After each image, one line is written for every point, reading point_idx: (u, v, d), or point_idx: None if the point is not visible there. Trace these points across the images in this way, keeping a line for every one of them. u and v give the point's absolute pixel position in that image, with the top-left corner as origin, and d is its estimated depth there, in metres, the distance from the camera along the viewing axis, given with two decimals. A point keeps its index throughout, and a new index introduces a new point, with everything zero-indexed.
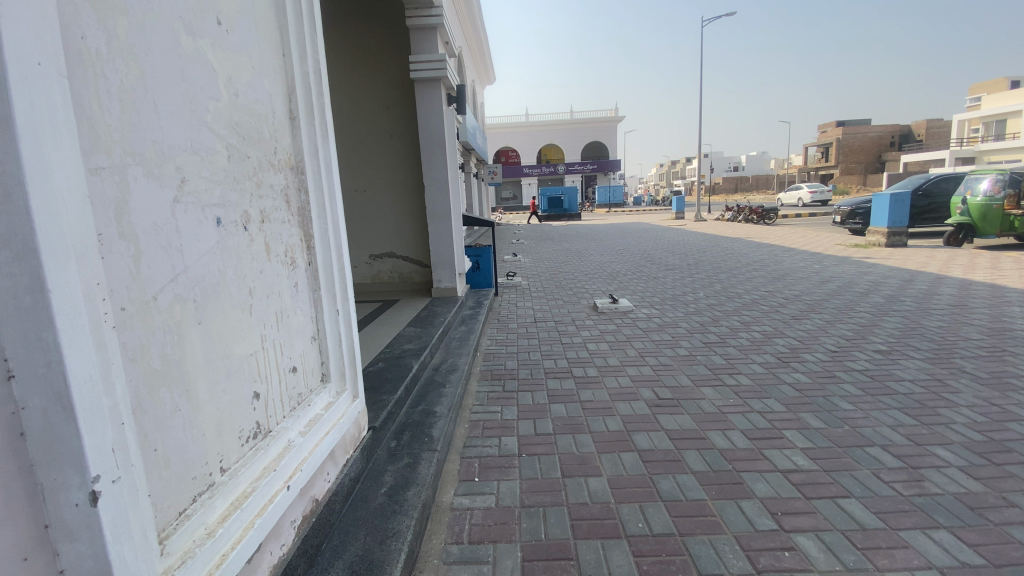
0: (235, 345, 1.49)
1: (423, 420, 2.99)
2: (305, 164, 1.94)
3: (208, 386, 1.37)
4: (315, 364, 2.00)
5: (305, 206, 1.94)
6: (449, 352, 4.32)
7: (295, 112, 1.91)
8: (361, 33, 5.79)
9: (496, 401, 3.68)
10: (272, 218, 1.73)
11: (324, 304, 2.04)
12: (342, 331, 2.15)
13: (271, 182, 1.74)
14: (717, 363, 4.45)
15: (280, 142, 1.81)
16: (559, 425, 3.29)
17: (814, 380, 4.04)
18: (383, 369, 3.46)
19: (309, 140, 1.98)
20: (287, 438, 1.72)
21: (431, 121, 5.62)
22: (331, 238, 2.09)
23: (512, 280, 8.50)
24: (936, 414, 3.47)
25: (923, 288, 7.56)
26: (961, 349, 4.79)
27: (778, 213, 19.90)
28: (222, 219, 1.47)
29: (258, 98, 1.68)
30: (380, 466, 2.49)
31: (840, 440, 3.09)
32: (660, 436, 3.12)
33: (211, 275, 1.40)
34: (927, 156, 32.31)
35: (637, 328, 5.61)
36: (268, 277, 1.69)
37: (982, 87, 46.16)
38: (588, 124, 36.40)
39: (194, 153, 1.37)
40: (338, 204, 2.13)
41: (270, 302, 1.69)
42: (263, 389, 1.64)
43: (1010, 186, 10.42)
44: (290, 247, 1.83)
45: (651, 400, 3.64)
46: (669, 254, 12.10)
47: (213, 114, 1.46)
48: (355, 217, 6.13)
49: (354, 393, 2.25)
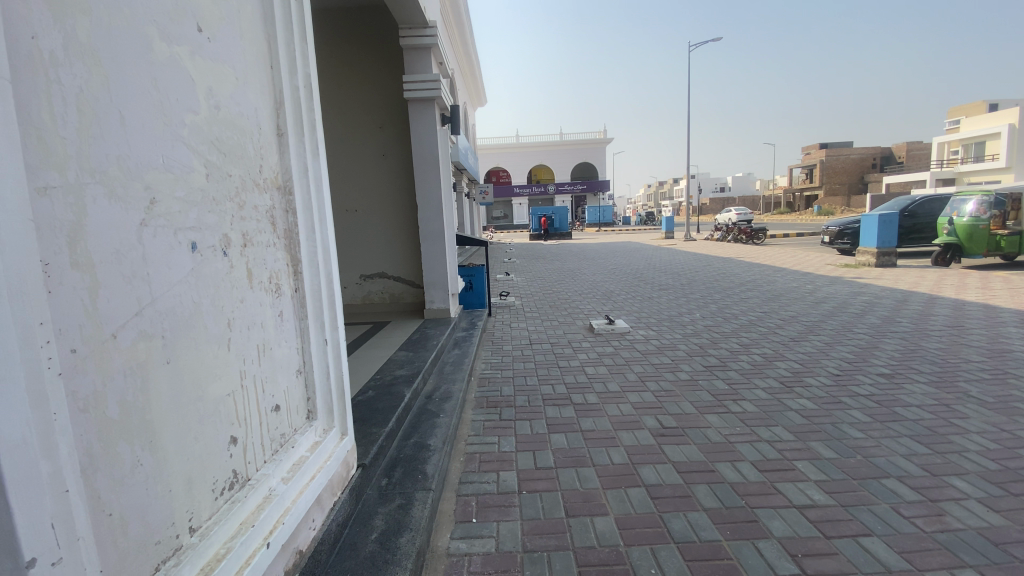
0: (209, 385, 1.32)
1: (416, 455, 2.81)
2: (293, 182, 1.80)
3: (176, 436, 1.20)
4: (301, 401, 1.83)
5: (293, 228, 1.80)
6: (443, 378, 4.14)
7: (283, 129, 1.77)
8: (355, 53, 5.73)
9: (493, 431, 3.50)
10: (255, 241, 1.58)
11: (312, 334, 1.88)
12: (330, 363, 1.98)
13: (256, 204, 1.59)
14: (719, 389, 4.31)
15: (266, 160, 1.67)
16: (560, 457, 3.12)
17: (821, 406, 3.91)
18: (374, 399, 3.28)
19: (298, 159, 1.84)
20: (267, 486, 1.54)
21: (424, 141, 5.52)
22: (320, 262, 1.93)
23: (506, 300, 8.35)
24: (948, 441, 3.35)
25: (918, 308, 7.52)
26: (964, 372, 4.69)
27: (767, 234, 20.04)
28: (198, 243, 1.32)
29: (242, 112, 1.55)
30: (370, 508, 2.31)
31: (854, 471, 2.95)
32: (667, 469, 2.96)
33: (184, 308, 1.24)
34: (909, 178, 32.94)
35: (635, 351, 5.46)
36: (250, 308, 1.53)
37: (959, 110, 47.55)
38: (578, 145, 36.77)
39: (168, 171, 1.22)
40: (329, 226, 1.98)
41: (251, 335, 1.52)
42: (242, 433, 1.47)
43: (995, 207, 10.54)
44: (275, 273, 1.68)
45: (656, 430, 3.49)
46: (662, 274, 12.04)
47: (191, 129, 1.32)
48: (346, 238, 5.98)
49: (343, 430, 2.07)
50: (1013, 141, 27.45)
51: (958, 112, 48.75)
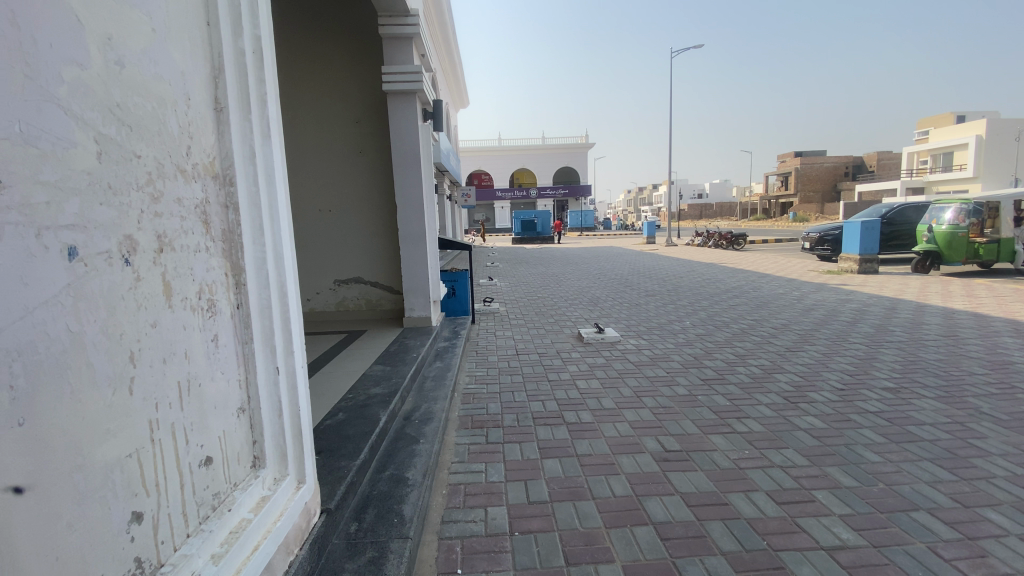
0: (93, 446, 0.95)
1: (391, 491, 2.44)
2: (235, 171, 1.41)
3: (33, 528, 0.84)
4: (243, 446, 1.46)
5: (234, 229, 1.41)
6: (423, 396, 3.76)
7: (222, 102, 1.38)
8: (329, 42, 5.33)
9: (478, 457, 3.15)
10: (177, 245, 1.20)
11: (257, 361, 1.50)
12: (284, 397, 1.60)
13: (179, 197, 1.21)
14: (721, 405, 4.01)
15: (196, 141, 1.29)
16: (555, 489, 2.77)
17: (831, 425, 3.64)
18: (344, 423, 2.90)
19: (242, 140, 1.45)
20: (190, 570, 1.17)
21: (403, 137, 5.14)
22: (273, 271, 1.54)
23: (489, 306, 7.99)
24: (972, 466, 3.11)
25: (907, 316, 7.40)
26: (970, 387, 4.50)
27: (746, 240, 20.05)
28: (81, 248, 0.94)
29: (162, 75, 1.17)
30: (336, 562, 1.94)
31: (879, 503, 2.68)
32: (675, 502, 2.64)
33: (51, 342, 0.87)
34: (882, 187, 33.58)
35: (627, 362, 5.14)
36: (166, 335, 1.15)
37: (930, 120, 48.91)
38: (560, 150, 36.58)
39: (28, 144, 0.85)
40: (284, 225, 1.59)
41: (168, 371, 1.15)
42: (150, 504, 1.10)
43: (973, 215, 10.58)
44: (206, 286, 1.30)
45: (658, 454, 3.17)
46: (646, 279, 11.80)
47: (74, 90, 0.94)
48: (319, 240, 5.58)
49: (301, 478, 1.69)
50: (980, 152, 28.21)
51: (928, 122, 50.28)
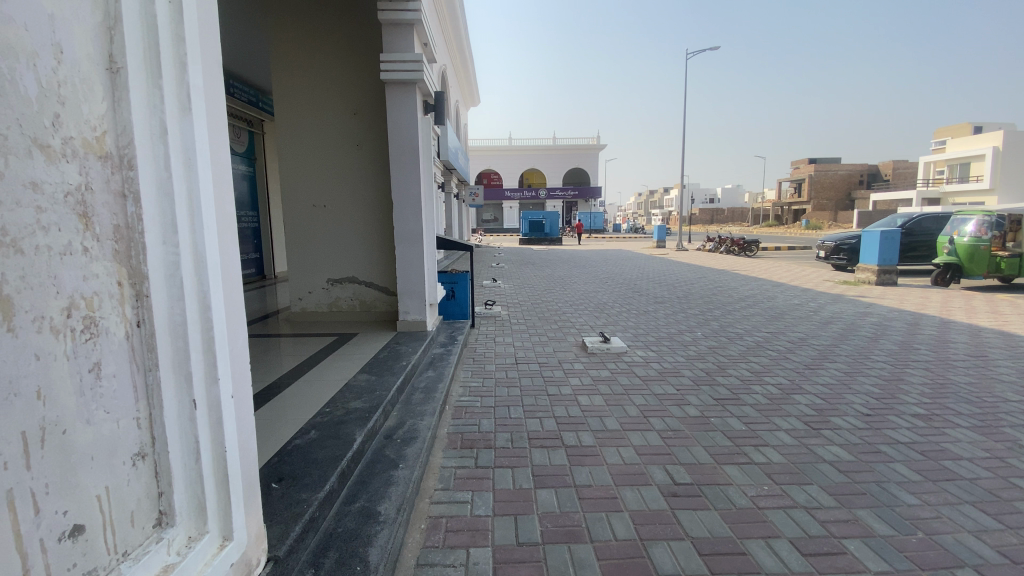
0: None
1: (359, 529, 2.12)
2: (135, 152, 1.10)
3: None
4: (143, 501, 1.14)
5: (132, 225, 1.10)
6: (409, 410, 3.45)
7: (118, 62, 1.07)
8: (328, 27, 5.04)
9: (465, 485, 2.82)
10: (25, 243, 0.88)
11: (166, 392, 1.18)
12: (203, 436, 1.27)
13: (35, 181, 0.90)
14: (737, 430, 3.65)
15: (73, 107, 0.98)
16: (548, 529, 2.44)
17: (859, 458, 3.28)
18: (315, 443, 2.59)
19: (149, 111, 1.13)
20: None
21: (402, 131, 4.82)
22: (190, 278, 1.22)
23: (491, 309, 7.65)
24: (1019, 512, 2.73)
25: (930, 333, 6.96)
26: (1007, 415, 4.10)
27: (758, 247, 19.54)
28: None
29: (14, 13, 0.86)
30: None
31: (919, 558, 2.32)
32: (685, 549, 2.30)
33: None
34: (898, 196, 32.81)
35: (634, 377, 4.78)
36: (3, 371, 0.84)
37: (948, 129, 47.97)
38: (570, 151, 36.11)
39: None
40: (206, 219, 1.26)
41: (4, 421, 0.84)
42: None
43: (997, 228, 10.09)
44: (82, 297, 0.99)
45: (666, 487, 2.83)
46: (656, 285, 11.38)
47: None
48: (312, 237, 5.29)
49: (227, 534, 1.35)
50: (999, 163, 27.41)
51: (946, 131, 49.35)
